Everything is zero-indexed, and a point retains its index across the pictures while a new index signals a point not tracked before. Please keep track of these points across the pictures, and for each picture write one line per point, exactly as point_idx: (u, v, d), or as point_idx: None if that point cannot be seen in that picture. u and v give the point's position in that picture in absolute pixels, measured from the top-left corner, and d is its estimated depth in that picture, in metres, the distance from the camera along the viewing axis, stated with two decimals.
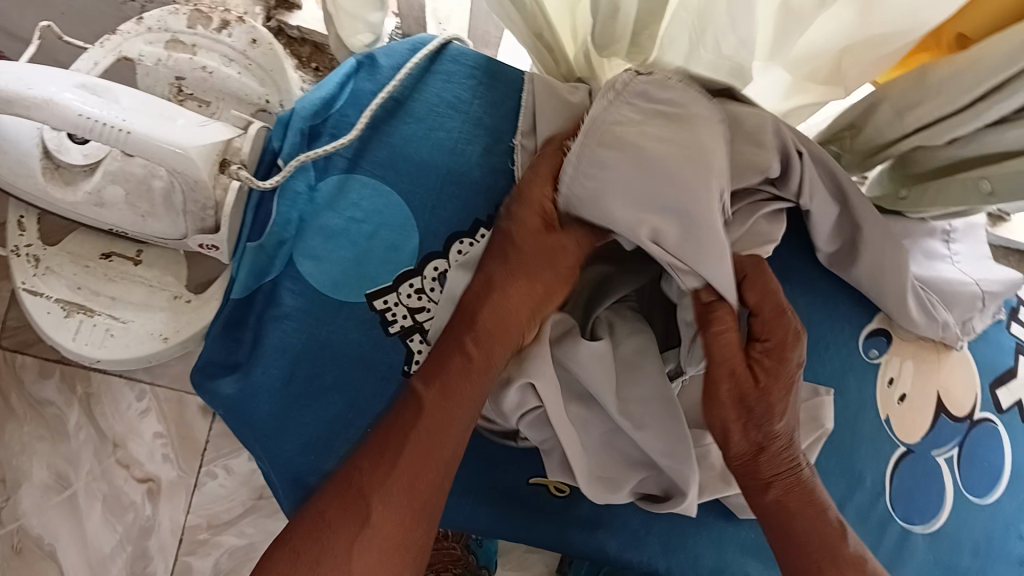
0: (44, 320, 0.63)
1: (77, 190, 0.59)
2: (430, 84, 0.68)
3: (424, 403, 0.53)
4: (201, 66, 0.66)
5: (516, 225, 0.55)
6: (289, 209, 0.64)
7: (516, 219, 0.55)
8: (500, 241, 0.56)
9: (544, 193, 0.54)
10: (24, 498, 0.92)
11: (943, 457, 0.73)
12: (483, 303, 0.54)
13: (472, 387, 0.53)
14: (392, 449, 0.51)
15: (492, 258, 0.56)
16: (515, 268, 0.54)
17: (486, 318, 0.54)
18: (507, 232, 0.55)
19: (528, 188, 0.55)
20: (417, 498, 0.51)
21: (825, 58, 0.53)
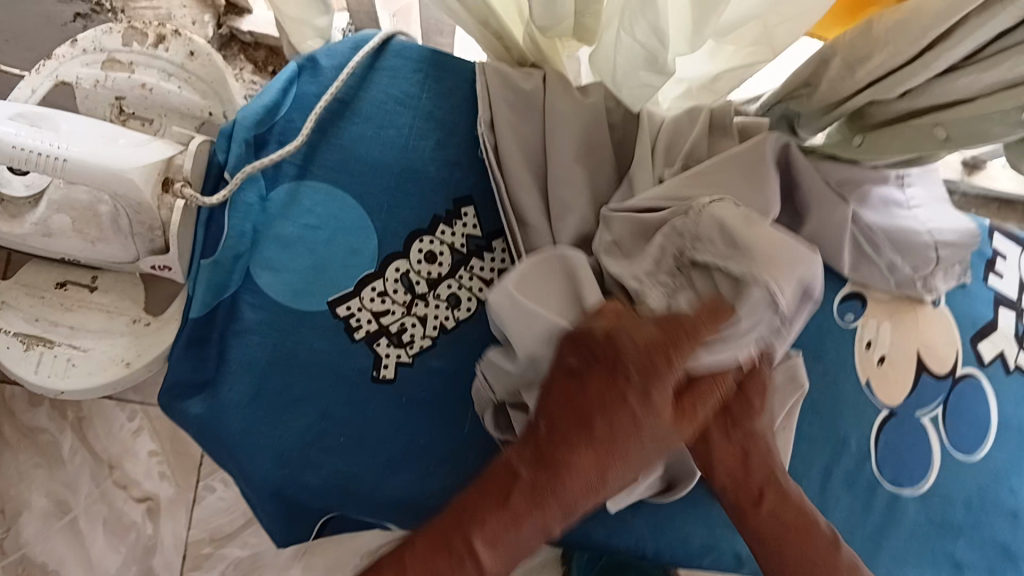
0: (4, 355, 0.61)
1: (23, 222, 0.59)
2: (375, 82, 0.67)
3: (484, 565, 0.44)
4: (141, 83, 0.65)
5: (636, 401, 0.43)
6: (242, 222, 0.62)
7: (642, 394, 0.43)
8: (613, 396, 0.43)
9: (682, 360, 0.44)
10: (25, 528, 0.92)
11: (926, 417, 0.73)
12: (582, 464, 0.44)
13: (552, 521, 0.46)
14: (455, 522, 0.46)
15: (597, 418, 0.44)
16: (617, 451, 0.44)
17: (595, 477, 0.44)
18: (624, 394, 0.43)
19: (666, 359, 0.43)
20: None
21: (758, 19, 0.53)
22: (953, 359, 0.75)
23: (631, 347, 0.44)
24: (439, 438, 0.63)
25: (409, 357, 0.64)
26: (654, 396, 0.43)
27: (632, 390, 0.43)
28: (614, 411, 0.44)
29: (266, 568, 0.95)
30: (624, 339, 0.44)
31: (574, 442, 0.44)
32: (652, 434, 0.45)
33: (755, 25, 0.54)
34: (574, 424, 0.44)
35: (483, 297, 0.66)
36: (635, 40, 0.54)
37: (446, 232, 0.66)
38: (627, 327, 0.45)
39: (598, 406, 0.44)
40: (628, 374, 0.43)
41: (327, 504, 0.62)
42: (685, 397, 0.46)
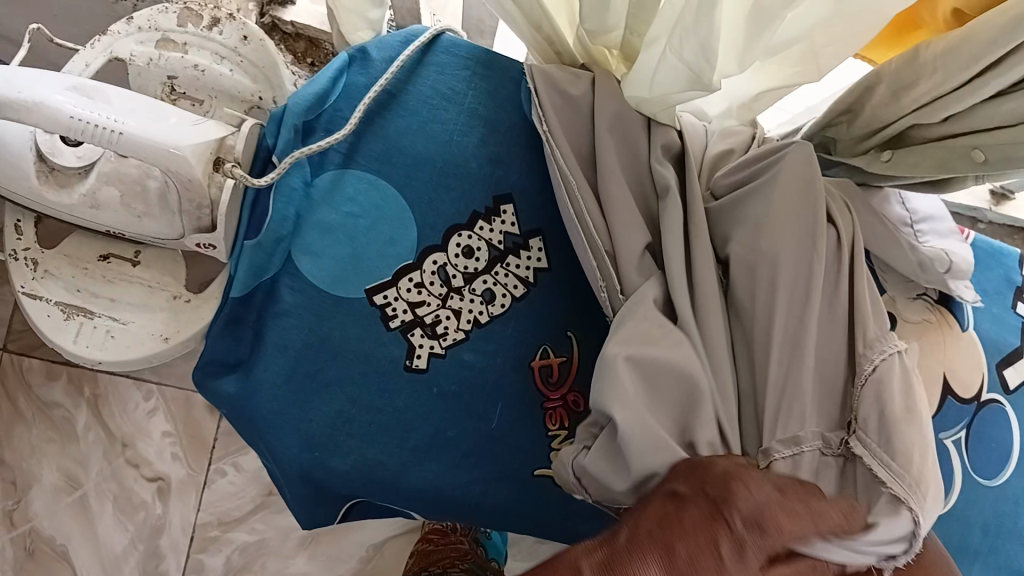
0: (44, 323, 0.62)
1: (71, 192, 0.59)
2: (424, 76, 0.68)
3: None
4: (193, 64, 0.66)
5: (729, 546, 0.37)
6: (285, 206, 0.63)
7: (739, 545, 0.37)
8: (708, 540, 0.36)
9: (795, 532, 0.38)
10: (35, 501, 0.93)
11: (950, 441, 0.73)
12: None
13: None
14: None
15: (680, 545, 0.36)
16: None
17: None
18: (718, 539, 0.37)
19: (772, 525, 0.37)
20: None
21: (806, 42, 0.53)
22: (979, 385, 0.76)
23: (747, 502, 0.38)
24: (467, 431, 0.63)
25: (442, 349, 0.64)
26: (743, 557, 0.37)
27: (730, 542, 0.37)
28: (703, 557, 0.36)
29: (270, 555, 0.96)
30: (739, 499, 0.38)
31: (650, 563, 0.35)
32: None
33: (802, 44, 0.53)
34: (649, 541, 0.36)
35: (517, 295, 0.66)
36: (682, 60, 0.54)
37: (484, 229, 0.66)
38: (744, 482, 0.40)
39: (686, 538, 0.36)
40: (732, 525, 0.37)
41: (351, 489, 0.63)
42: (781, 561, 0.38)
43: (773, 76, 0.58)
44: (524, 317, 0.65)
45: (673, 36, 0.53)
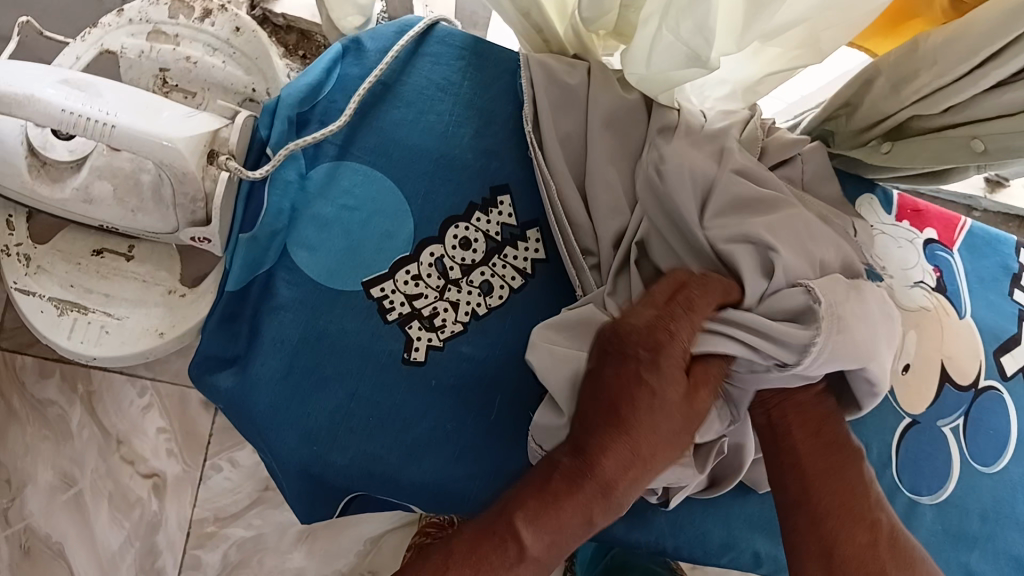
0: (38, 319, 0.63)
1: (64, 187, 0.59)
2: (419, 67, 0.67)
3: (528, 550, 0.44)
4: (185, 56, 0.66)
5: (644, 358, 0.46)
6: (281, 199, 0.63)
7: (652, 363, 0.46)
8: (633, 381, 0.45)
9: (682, 331, 0.47)
10: (30, 499, 0.92)
11: (947, 427, 0.74)
12: (614, 425, 0.46)
13: (599, 493, 0.45)
14: (486, 532, 0.45)
15: (625, 406, 0.45)
16: (642, 410, 0.45)
17: (608, 461, 0.45)
18: (640, 374, 0.46)
19: (664, 329, 0.47)
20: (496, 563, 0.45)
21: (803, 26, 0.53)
22: (976, 372, 0.76)
23: (636, 324, 0.47)
24: (465, 423, 0.63)
25: (440, 341, 0.64)
26: (663, 339, 0.47)
27: (636, 332, 0.47)
28: (636, 386, 0.45)
29: (267, 551, 0.96)
30: (629, 322, 0.47)
31: (606, 427, 0.45)
32: (663, 407, 0.46)
33: (800, 30, 0.54)
34: (599, 412, 0.46)
35: (515, 286, 0.65)
36: (679, 38, 0.54)
37: (481, 220, 0.66)
38: (651, 329, 0.47)
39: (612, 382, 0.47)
40: (638, 354, 0.46)
41: (351, 483, 0.62)
42: (694, 374, 0.48)
43: (769, 63, 0.58)
44: (521, 309, 0.65)
45: (669, 18, 0.53)
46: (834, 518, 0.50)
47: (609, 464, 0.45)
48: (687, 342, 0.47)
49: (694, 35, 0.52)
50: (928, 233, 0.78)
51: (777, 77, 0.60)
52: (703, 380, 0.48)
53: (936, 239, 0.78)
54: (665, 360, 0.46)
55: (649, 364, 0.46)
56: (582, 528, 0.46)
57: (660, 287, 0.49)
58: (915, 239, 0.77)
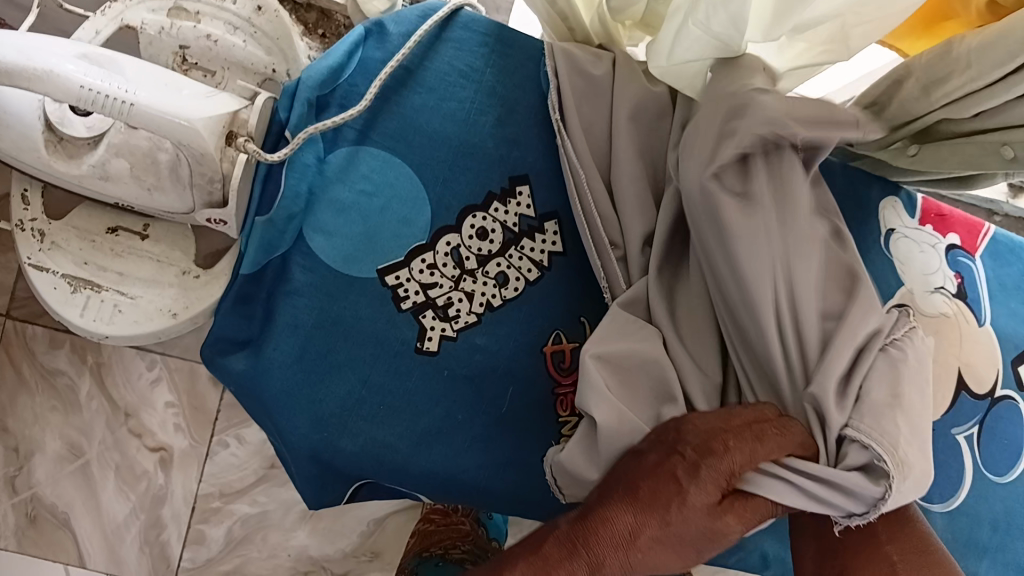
0: (51, 296, 0.62)
1: (81, 163, 0.58)
2: (441, 52, 0.66)
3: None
4: (206, 34, 0.65)
5: (686, 460, 0.45)
6: (298, 181, 0.62)
7: (691, 469, 0.45)
8: (667, 477, 0.45)
9: (742, 455, 0.45)
10: (37, 468, 0.93)
11: (961, 435, 0.73)
12: (626, 505, 0.45)
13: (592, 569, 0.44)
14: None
15: (647, 494, 0.44)
16: (659, 500, 0.44)
17: (610, 557, 0.44)
18: (677, 472, 0.45)
19: (719, 443, 0.45)
20: None
21: (833, 22, 0.51)
22: (994, 380, 0.75)
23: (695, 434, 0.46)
24: (477, 414, 0.63)
25: (454, 332, 0.63)
26: (718, 453, 0.45)
27: (683, 438, 0.46)
28: (666, 486, 0.44)
29: (271, 528, 0.98)
30: (693, 424, 0.47)
31: (619, 506, 0.45)
32: (686, 515, 0.44)
33: (832, 24, 0.52)
34: (622, 501, 0.45)
35: (531, 279, 0.65)
36: (708, 31, 0.53)
37: (499, 210, 0.65)
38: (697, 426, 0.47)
39: (647, 478, 0.45)
40: (683, 452, 0.45)
41: (361, 471, 0.62)
42: (734, 500, 0.45)
43: (799, 58, 0.57)
44: (538, 301, 0.65)
45: (698, 11, 0.52)
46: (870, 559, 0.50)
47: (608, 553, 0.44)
48: (737, 465, 0.45)
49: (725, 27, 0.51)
50: (951, 239, 0.77)
51: (802, 72, 0.58)
52: (741, 513, 0.45)
53: (958, 244, 0.77)
54: (705, 469, 0.44)
55: (690, 462, 0.45)
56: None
57: (737, 416, 0.47)
58: (937, 244, 0.76)
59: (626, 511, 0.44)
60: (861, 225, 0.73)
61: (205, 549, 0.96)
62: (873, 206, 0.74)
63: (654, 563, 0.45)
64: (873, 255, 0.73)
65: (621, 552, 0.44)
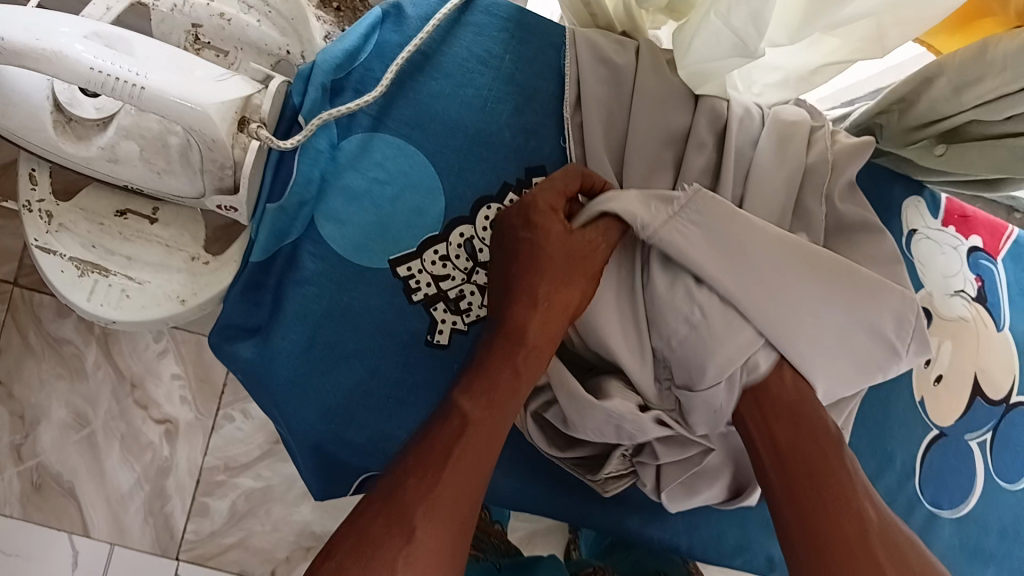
0: (57, 279, 0.59)
1: (90, 145, 0.56)
2: (460, 38, 0.64)
3: (466, 413, 0.50)
4: (220, 12, 0.61)
5: (537, 223, 0.54)
6: (310, 168, 0.60)
7: (557, 215, 0.55)
8: (530, 241, 0.54)
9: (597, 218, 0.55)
10: (43, 435, 0.95)
11: (974, 441, 0.72)
12: (517, 292, 0.54)
13: (516, 351, 0.53)
14: (439, 454, 0.48)
15: (532, 254, 0.54)
16: (547, 270, 0.54)
17: (534, 329, 0.53)
18: (526, 240, 0.55)
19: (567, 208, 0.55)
20: (434, 463, 0.48)
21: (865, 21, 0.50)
22: (1010, 386, 0.74)
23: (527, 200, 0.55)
24: None
25: (465, 325, 0.63)
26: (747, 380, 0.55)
27: (557, 213, 0.55)
28: (534, 250, 0.54)
29: (275, 501, 1.00)
30: (528, 204, 0.55)
31: (522, 277, 0.54)
32: (566, 260, 0.54)
33: (866, 22, 0.50)
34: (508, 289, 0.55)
35: None
36: (728, 25, 0.51)
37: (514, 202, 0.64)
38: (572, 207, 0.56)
39: (534, 254, 0.54)
40: (536, 214, 0.54)
41: (367, 462, 0.62)
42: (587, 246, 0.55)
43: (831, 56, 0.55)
44: None
45: (721, 2, 0.50)
46: (845, 546, 0.50)
47: (523, 316, 0.54)
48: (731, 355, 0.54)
49: (746, 25, 0.50)
50: (973, 241, 0.75)
51: (835, 69, 0.56)
52: (594, 247, 0.55)
53: (981, 246, 0.75)
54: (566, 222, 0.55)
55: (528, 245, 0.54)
56: (512, 387, 0.52)
57: (540, 192, 0.55)
58: (959, 245, 0.74)
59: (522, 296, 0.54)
60: (885, 224, 0.71)
61: (209, 521, 0.98)
62: (896, 205, 0.72)
63: (556, 323, 0.54)
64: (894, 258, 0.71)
65: (523, 336, 0.53)
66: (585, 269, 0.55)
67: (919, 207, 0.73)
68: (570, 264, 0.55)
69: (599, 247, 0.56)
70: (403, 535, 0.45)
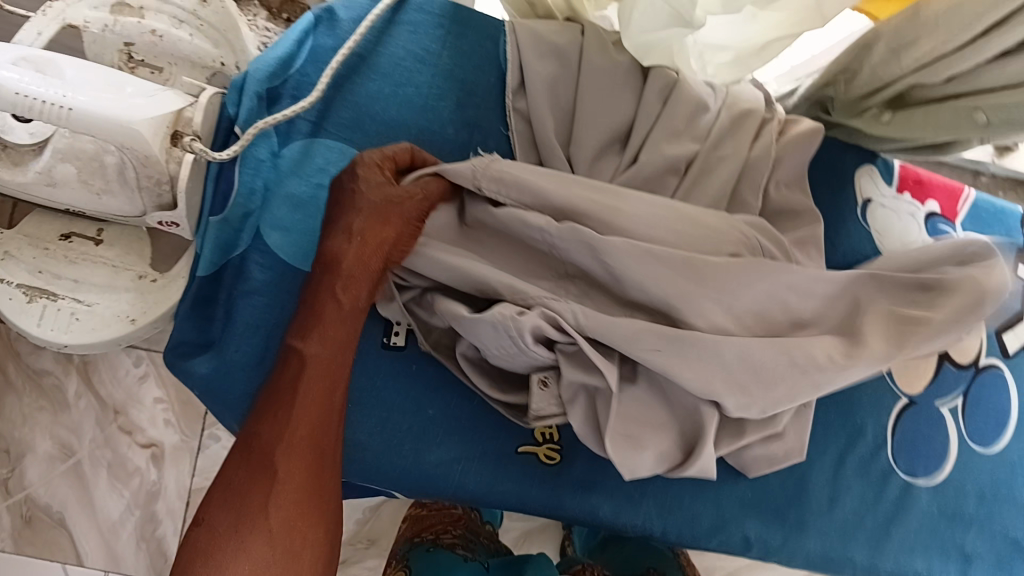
0: (5, 307, 0.60)
1: (27, 170, 0.56)
2: (396, 37, 0.64)
3: (306, 353, 0.53)
4: (150, 30, 0.63)
5: (349, 179, 0.54)
6: (252, 178, 0.60)
7: (376, 170, 0.54)
8: (347, 190, 0.54)
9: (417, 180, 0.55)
10: (30, 468, 0.95)
11: (945, 408, 0.72)
12: (335, 236, 0.54)
13: (348, 294, 0.54)
14: (283, 396, 0.52)
15: (346, 201, 0.54)
16: (364, 216, 0.53)
17: (348, 261, 0.53)
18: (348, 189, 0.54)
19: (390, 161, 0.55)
20: (298, 429, 0.52)
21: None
22: (978, 349, 0.74)
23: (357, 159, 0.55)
24: (449, 407, 0.63)
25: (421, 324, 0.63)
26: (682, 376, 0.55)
27: (377, 169, 0.54)
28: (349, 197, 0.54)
29: None
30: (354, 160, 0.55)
31: (341, 225, 0.54)
32: (388, 208, 0.54)
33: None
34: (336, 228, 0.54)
35: None
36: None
37: None
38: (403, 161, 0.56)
39: (353, 204, 0.53)
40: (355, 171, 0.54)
41: None
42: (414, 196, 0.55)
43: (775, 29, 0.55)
44: None
45: None
46: None
47: (339, 252, 0.54)
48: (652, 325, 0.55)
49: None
50: (930, 207, 0.75)
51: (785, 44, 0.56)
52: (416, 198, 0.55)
53: (938, 211, 0.75)
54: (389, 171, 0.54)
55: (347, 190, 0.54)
56: (342, 317, 0.54)
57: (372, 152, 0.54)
58: (916, 212, 0.74)
59: (342, 243, 0.53)
60: (840, 193, 0.71)
61: None
62: (849, 175, 0.72)
63: (374, 267, 0.55)
64: (850, 228, 0.71)
65: (350, 280, 0.54)
66: (405, 210, 0.54)
67: (875, 178, 0.73)
68: (395, 208, 0.54)
69: (422, 181, 0.56)
70: (265, 481, 0.51)
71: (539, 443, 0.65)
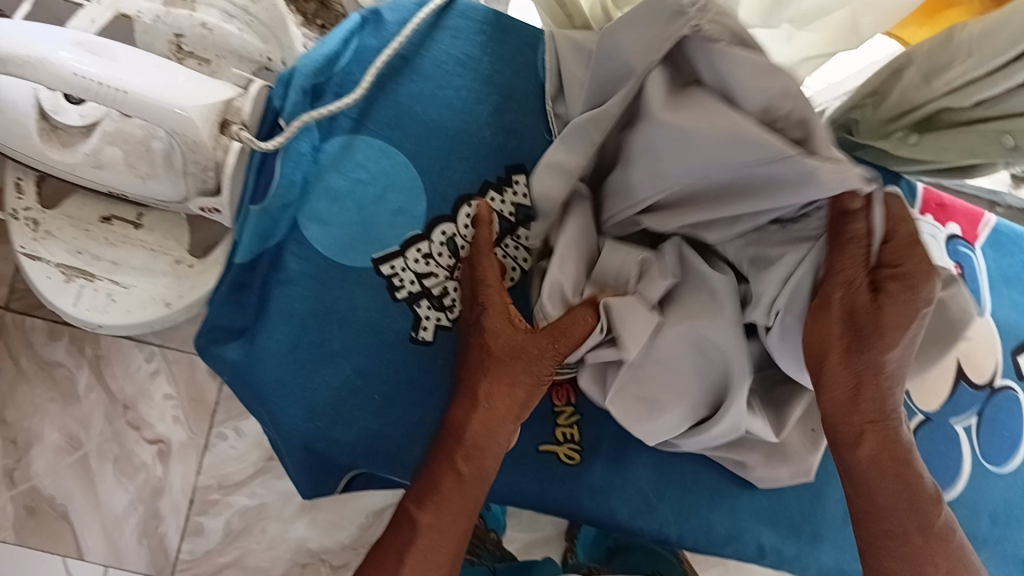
0: (46, 284, 0.63)
1: (74, 151, 0.58)
2: (438, 40, 0.65)
3: (466, 429, 0.57)
4: (201, 22, 0.64)
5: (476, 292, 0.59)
6: (293, 171, 0.61)
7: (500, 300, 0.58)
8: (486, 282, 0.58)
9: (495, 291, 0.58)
10: (36, 459, 0.92)
11: (960, 426, 0.73)
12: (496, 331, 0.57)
13: (511, 366, 0.57)
14: (453, 438, 0.58)
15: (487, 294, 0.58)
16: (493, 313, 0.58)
17: (499, 343, 0.57)
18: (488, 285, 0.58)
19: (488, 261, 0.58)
20: (444, 484, 0.58)
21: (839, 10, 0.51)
22: (993, 371, 0.74)
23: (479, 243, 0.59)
24: None
25: (450, 321, 0.63)
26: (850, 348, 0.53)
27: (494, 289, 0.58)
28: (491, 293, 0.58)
29: (270, 520, 0.96)
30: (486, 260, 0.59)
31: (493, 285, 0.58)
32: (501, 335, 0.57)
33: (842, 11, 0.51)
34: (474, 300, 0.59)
35: (526, 268, 0.65)
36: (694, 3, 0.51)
37: (496, 199, 0.65)
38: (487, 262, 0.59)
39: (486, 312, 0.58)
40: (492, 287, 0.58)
41: (354, 460, 0.62)
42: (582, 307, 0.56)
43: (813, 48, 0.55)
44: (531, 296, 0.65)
45: None
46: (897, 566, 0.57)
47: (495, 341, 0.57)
48: (852, 276, 0.51)
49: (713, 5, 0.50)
50: (951, 229, 0.76)
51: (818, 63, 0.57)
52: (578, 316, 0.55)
53: (959, 234, 0.77)
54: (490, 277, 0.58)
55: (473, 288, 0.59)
56: (513, 396, 0.58)
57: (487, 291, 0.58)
58: (937, 234, 0.75)
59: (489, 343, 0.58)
60: None
61: (204, 541, 0.95)
62: None
63: (531, 355, 0.57)
64: None
65: (517, 360, 0.57)
66: (531, 356, 0.57)
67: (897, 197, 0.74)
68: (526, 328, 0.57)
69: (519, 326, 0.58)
70: (410, 524, 0.58)
71: (560, 443, 0.65)
